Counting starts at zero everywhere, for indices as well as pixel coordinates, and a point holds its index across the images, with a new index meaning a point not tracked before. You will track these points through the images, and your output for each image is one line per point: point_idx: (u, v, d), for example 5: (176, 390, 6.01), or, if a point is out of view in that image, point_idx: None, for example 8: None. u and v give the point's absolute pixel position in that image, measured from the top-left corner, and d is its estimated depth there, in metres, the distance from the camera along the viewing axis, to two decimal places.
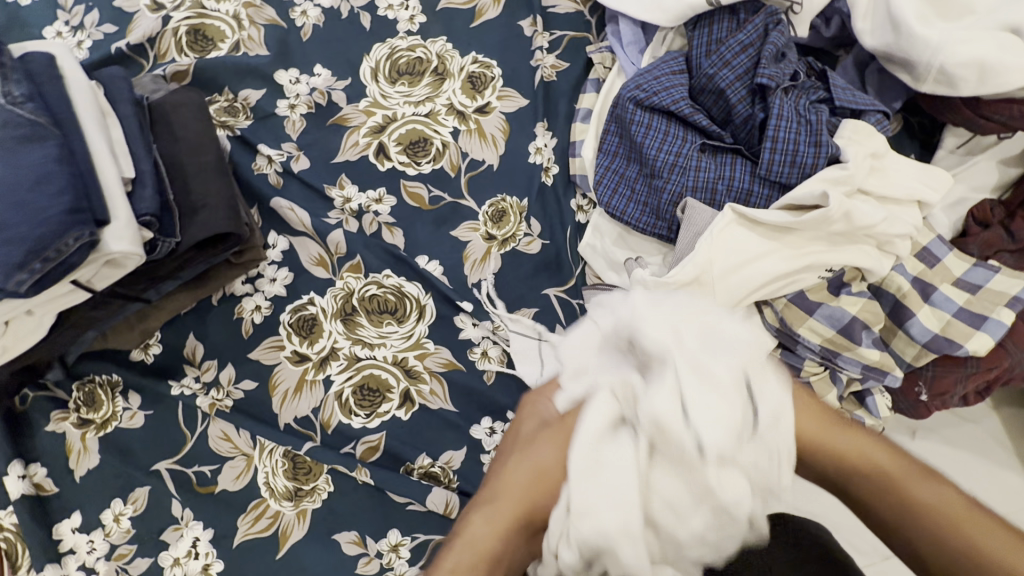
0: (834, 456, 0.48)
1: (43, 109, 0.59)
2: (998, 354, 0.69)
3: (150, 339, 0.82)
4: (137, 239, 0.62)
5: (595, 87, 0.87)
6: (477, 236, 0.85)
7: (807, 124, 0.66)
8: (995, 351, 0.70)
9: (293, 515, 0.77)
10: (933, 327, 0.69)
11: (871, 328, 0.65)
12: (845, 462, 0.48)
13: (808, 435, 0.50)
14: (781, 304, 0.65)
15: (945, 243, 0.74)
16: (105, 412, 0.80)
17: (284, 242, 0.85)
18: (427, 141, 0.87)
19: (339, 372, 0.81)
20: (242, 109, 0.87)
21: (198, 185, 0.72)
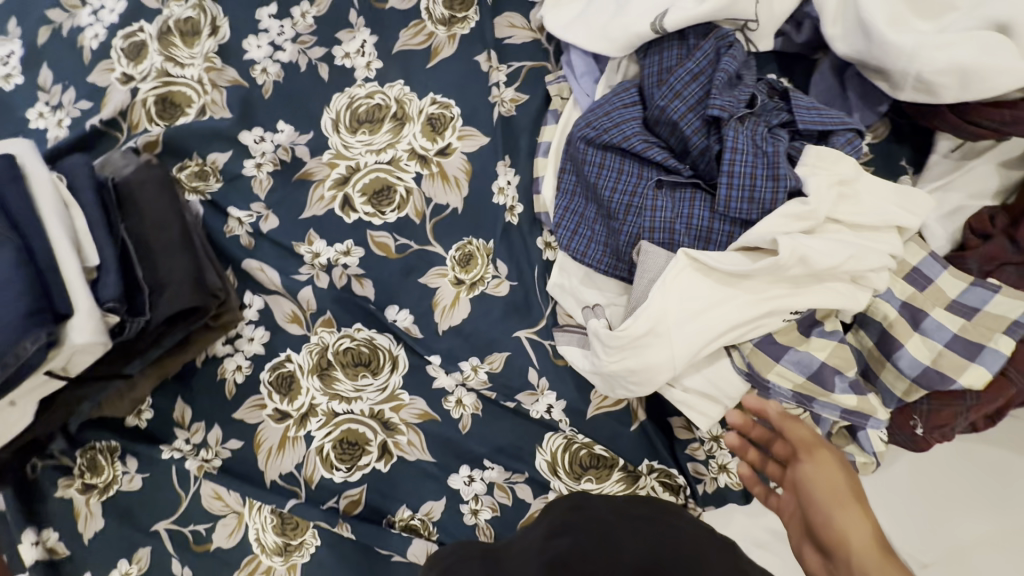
0: (836, 531, 0.51)
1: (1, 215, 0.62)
2: (1001, 385, 0.63)
3: (141, 405, 0.85)
4: (99, 327, 0.64)
5: (555, 119, 0.84)
6: (445, 281, 0.84)
7: (764, 155, 0.63)
8: (997, 380, 0.63)
9: (284, 569, 0.79)
10: (924, 358, 0.64)
11: (846, 371, 0.63)
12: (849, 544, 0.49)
13: (843, 536, 0.50)
14: (746, 348, 0.64)
15: (939, 260, 0.69)
16: (106, 475, 0.84)
17: (258, 301, 0.87)
18: (391, 189, 0.87)
19: (319, 428, 0.82)
20: (212, 172, 0.89)
21: (164, 263, 0.74)
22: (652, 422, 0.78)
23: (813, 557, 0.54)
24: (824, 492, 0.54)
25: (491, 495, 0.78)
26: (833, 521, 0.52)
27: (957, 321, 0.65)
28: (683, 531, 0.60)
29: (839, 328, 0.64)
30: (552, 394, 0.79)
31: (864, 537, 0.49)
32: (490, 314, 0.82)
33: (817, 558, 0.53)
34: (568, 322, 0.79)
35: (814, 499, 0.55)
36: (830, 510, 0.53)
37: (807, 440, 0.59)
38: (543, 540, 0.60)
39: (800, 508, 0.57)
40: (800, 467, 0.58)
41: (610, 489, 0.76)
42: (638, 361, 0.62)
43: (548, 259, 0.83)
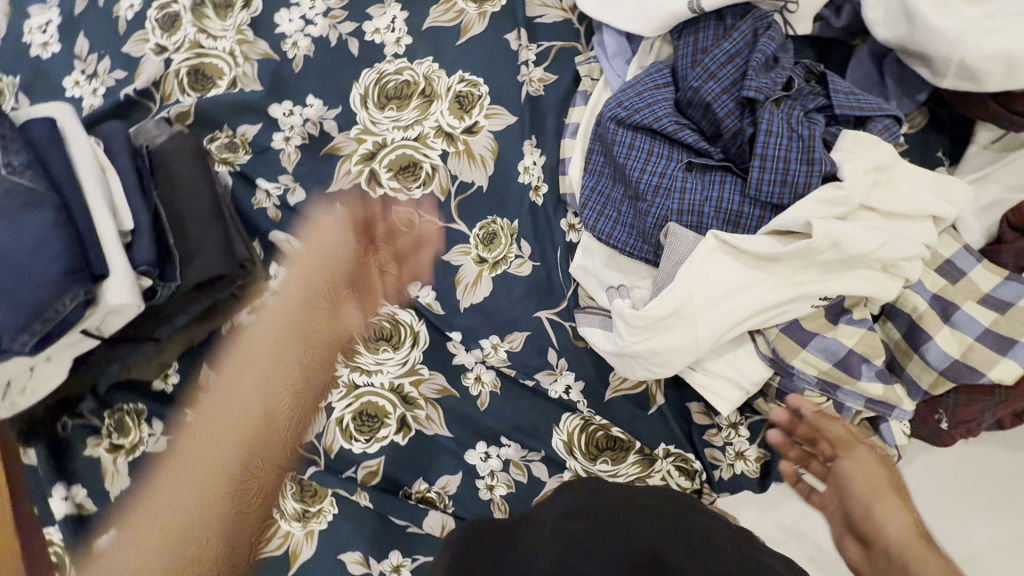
0: (877, 526, 0.52)
1: (41, 175, 0.63)
2: None
3: (167, 369, 0.87)
4: (134, 290, 0.66)
5: (584, 99, 0.84)
6: (468, 260, 0.84)
7: (799, 138, 0.62)
8: None
9: (302, 535, 0.81)
10: (953, 351, 0.63)
11: (872, 360, 0.63)
12: (883, 536, 0.51)
13: (889, 536, 0.51)
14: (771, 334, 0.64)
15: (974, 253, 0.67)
16: (132, 437, 0.86)
17: (284, 272, 0.88)
18: (417, 166, 0.87)
19: (340, 399, 0.84)
20: (241, 144, 0.90)
21: (195, 231, 0.76)
22: (671, 407, 0.78)
23: (852, 549, 0.54)
24: (865, 492, 0.55)
25: (507, 472, 0.79)
26: (874, 513, 0.53)
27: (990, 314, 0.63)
28: (698, 516, 0.61)
29: (869, 316, 0.63)
30: (571, 374, 0.80)
31: (903, 529, 0.51)
32: (511, 293, 0.83)
33: (854, 549, 0.53)
34: (589, 304, 0.80)
35: (854, 494, 0.56)
36: (872, 504, 0.54)
37: (846, 437, 0.59)
38: (561, 517, 0.60)
39: (838, 503, 0.57)
40: (841, 463, 0.58)
41: (625, 471, 0.77)
42: (661, 342, 0.62)
43: (571, 241, 0.83)
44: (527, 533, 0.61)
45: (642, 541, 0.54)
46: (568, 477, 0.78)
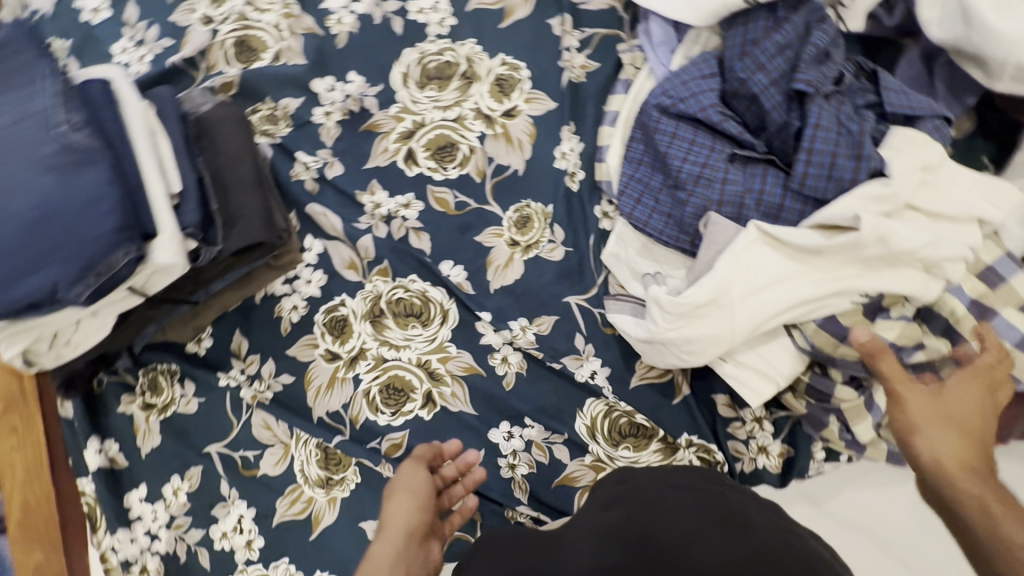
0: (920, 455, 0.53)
1: (98, 133, 0.65)
2: None
3: (201, 333, 0.89)
4: (180, 251, 0.68)
5: (625, 87, 0.85)
6: (501, 242, 0.85)
7: (848, 134, 0.62)
8: None
9: (325, 501, 0.84)
10: None
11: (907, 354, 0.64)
12: (921, 458, 0.53)
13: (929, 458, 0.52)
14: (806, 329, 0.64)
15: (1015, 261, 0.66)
16: (165, 396, 0.89)
17: (318, 245, 0.89)
18: (454, 146, 0.88)
19: (367, 372, 0.85)
20: (282, 117, 0.91)
21: (237, 197, 0.78)
22: (696, 400, 0.79)
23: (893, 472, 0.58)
24: (915, 422, 0.55)
25: (529, 453, 0.81)
26: (916, 444, 0.54)
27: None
28: (738, 503, 0.60)
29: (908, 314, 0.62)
30: (597, 360, 0.81)
31: (948, 455, 0.52)
32: (542, 277, 0.83)
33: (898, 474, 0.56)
34: (619, 292, 0.80)
35: (906, 427, 0.55)
36: (913, 433, 0.54)
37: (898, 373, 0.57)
38: (598, 511, 0.62)
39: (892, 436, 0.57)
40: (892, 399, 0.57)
41: (647, 458, 0.78)
42: (697, 330, 0.62)
43: (604, 229, 0.83)
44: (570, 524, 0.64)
45: (685, 531, 0.54)
46: (589, 461, 0.79)
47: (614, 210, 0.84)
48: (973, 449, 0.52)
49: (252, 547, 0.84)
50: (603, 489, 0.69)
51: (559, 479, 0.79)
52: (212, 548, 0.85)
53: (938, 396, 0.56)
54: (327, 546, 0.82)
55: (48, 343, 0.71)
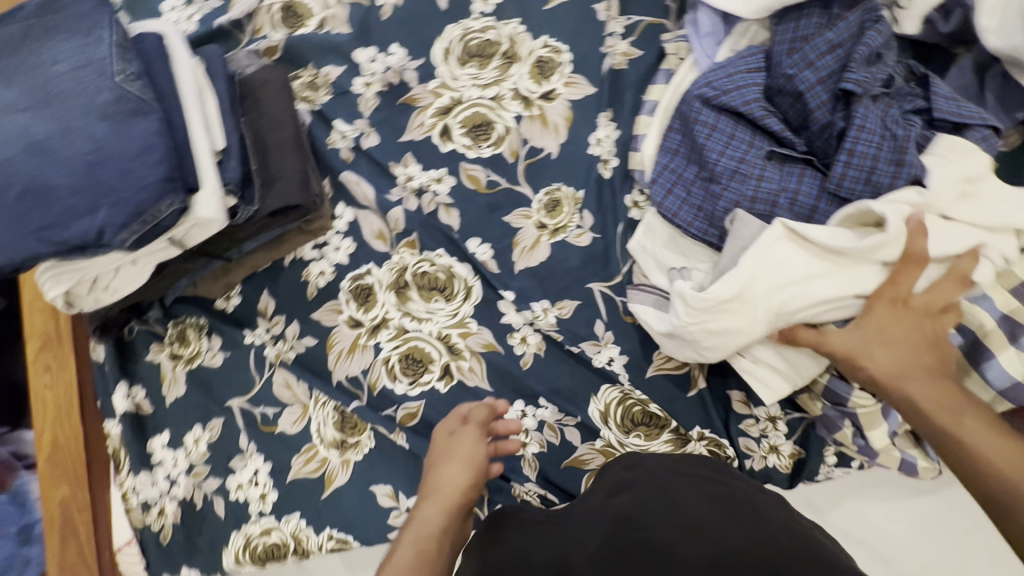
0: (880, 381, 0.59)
1: (149, 86, 0.67)
2: None
3: (231, 291, 0.92)
4: (220, 206, 0.70)
5: (666, 78, 0.83)
6: (529, 223, 0.86)
7: (892, 138, 0.62)
8: None
9: (339, 462, 0.86)
10: (1015, 372, 0.61)
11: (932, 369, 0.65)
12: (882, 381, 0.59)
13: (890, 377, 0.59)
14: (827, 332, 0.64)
15: None
16: (192, 348, 0.92)
17: (349, 213, 0.90)
18: (490, 125, 0.88)
19: (388, 341, 0.87)
20: (322, 84, 0.93)
21: (276, 159, 0.79)
22: (710, 399, 0.79)
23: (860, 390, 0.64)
24: (863, 357, 0.59)
25: (541, 432, 0.82)
26: (875, 374, 0.59)
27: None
28: (753, 504, 0.59)
29: None
30: (615, 347, 0.81)
31: (899, 375, 0.58)
32: (567, 261, 0.84)
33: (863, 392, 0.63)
34: (642, 281, 0.79)
35: (857, 368, 0.60)
36: (868, 368, 0.59)
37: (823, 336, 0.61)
38: (608, 496, 0.64)
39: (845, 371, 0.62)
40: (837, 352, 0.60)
41: (657, 448, 0.78)
42: (717, 325, 0.63)
43: (633, 218, 0.83)
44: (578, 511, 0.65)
45: (687, 523, 0.54)
46: (599, 446, 0.80)
47: (643, 199, 0.83)
48: (913, 350, 0.58)
49: (265, 501, 0.87)
50: (610, 472, 0.70)
51: (569, 461, 0.81)
52: (227, 498, 0.88)
53: (869, 323, 0.60)
54: (338, 506, 0.85)
55: (88, 287, 0.74)
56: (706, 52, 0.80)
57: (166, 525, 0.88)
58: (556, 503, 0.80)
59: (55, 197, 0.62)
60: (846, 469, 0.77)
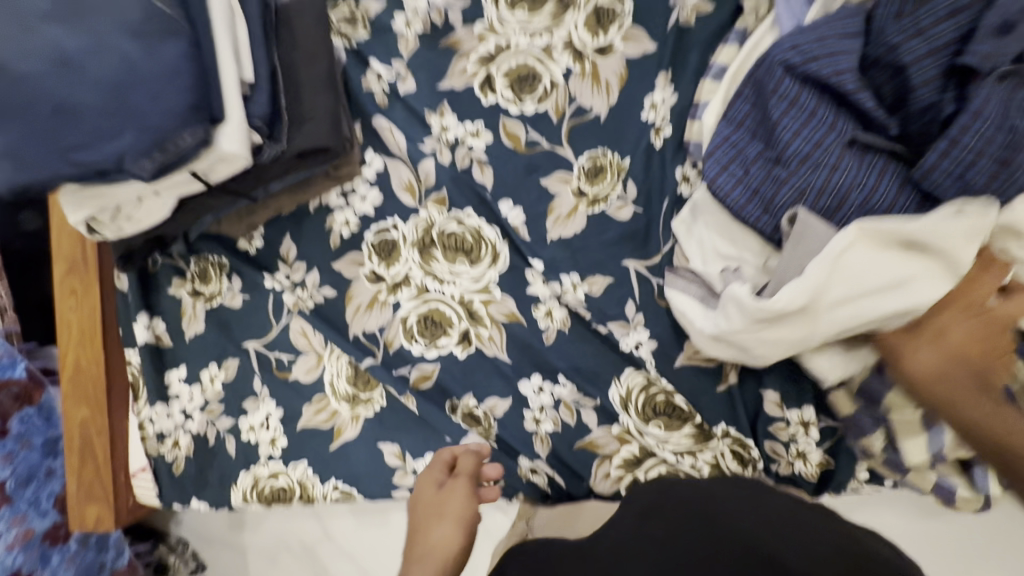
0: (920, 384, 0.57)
1: (178, 3, 0.62)
2: None
3: (253, 232, 0.89)
4: (245, 142, 0.65)
5: (739, 39, 0.74)
6: (567, 189, 0.80)
7: (1011, 129, 0.53)
8: None
9: (349, 416, 0.85)
10: None
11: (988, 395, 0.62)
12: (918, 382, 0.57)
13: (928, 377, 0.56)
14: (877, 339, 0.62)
15: None
16: (213, 287, 0.91)
17: (378, 161, 0.86)
18: (536, 78, 0.81)
19: (408, 299, 0.84)
20: (361, 19, 0.86)
21: (308, 97, 0.74)
22: (739, 401, 0.73)
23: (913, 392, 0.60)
24: (903, 355, 0.58)
25: (556, 411, 0.79)
26: (917, 375, 0.57)
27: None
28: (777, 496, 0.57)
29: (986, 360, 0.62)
30: (644, 332, 0.76)
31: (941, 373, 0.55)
32: (604, 234, 0.78)
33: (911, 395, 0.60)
34: (685, 266, 0.73)
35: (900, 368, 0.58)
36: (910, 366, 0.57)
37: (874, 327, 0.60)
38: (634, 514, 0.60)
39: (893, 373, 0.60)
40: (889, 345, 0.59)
41: (676, 440, 0.75)
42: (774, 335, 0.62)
43: (681, 194, 0.76)
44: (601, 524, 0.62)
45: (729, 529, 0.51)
46: (616, 431, 0.77)
47: (694, 173, 0.76)
48: (947, 359, 0.55)
49: (275, 445, 0.87)
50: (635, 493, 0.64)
51: (583, 442, 0.78)
52: (239, 437, 0.89)
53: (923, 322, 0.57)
54: (345, 459, 0.85)
55: (111, 215, 0.72)
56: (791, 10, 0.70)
57: (179, 457, 0.90)
58: (563, 484, 0.78)
59: (84, 117, 0.58)
60: (880, 488, 0.70)
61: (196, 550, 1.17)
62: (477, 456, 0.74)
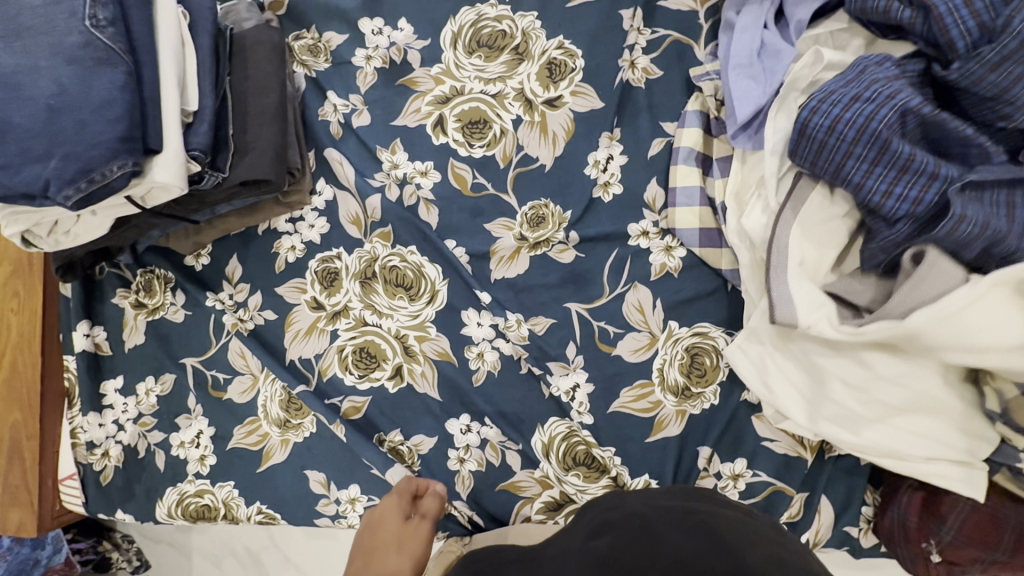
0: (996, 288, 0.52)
1: (121, 35, 0.63)
2: None
3: (201, 249, 0.91)
4: (180, 172, 0.66)
5: (695, 120, 0.77)
6: (508, 234, 0.81)
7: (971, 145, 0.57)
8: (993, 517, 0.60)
9: (279, 440, 0.86)
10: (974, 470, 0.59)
11: (944, 477, 0.60)
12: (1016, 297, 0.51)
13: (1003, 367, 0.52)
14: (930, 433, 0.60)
15: None
16: (157, 300, 0.91)
17: (329, 191, 0.87)
18: (486, 124, 0.83)
19: (345, 330, 0.85)
20: (323, 51, 0.88)
21: (253, 127, 0.75)
22: (663, 452, 0.74)
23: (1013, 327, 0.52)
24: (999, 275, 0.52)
25: (481, 451, 0.79)
26: None
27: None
28: (722, 516, 0.58)
29: (935, 465, 0.60)
30: (583, 373, 0.77)
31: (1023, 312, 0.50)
32: (539, 282, 0.80)
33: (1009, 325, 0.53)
34: (640, 322, 0.76)
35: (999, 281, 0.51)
36: None
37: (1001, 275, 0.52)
38: (588, 538, 0.59)
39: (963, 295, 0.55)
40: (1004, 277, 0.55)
41: (593, 491, 0.75)
42: (905, 427, 0.62)
43: (616, 252, 0.78)
44: (556, 552, 0.60)
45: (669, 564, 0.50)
46: (538, 475, 0.77)
47: (655, 230, 0.77)
48: None
49: (204, 463, 0.87)
50: (590, 516, 0.64)
51: (504, 485, 0.78)
52: (169, 452, 0.89)
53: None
54: (270, 482, 0.85)
55: (48, 229, 0.73)
56: (736, 89, 0.71)
57: (108, 467, 0.90)
58: (481, 526, 0.78)
59: (15, 136, 0.60)
60: None
61: (140, 548, 1.12)
62: (438, 502, 0.76)
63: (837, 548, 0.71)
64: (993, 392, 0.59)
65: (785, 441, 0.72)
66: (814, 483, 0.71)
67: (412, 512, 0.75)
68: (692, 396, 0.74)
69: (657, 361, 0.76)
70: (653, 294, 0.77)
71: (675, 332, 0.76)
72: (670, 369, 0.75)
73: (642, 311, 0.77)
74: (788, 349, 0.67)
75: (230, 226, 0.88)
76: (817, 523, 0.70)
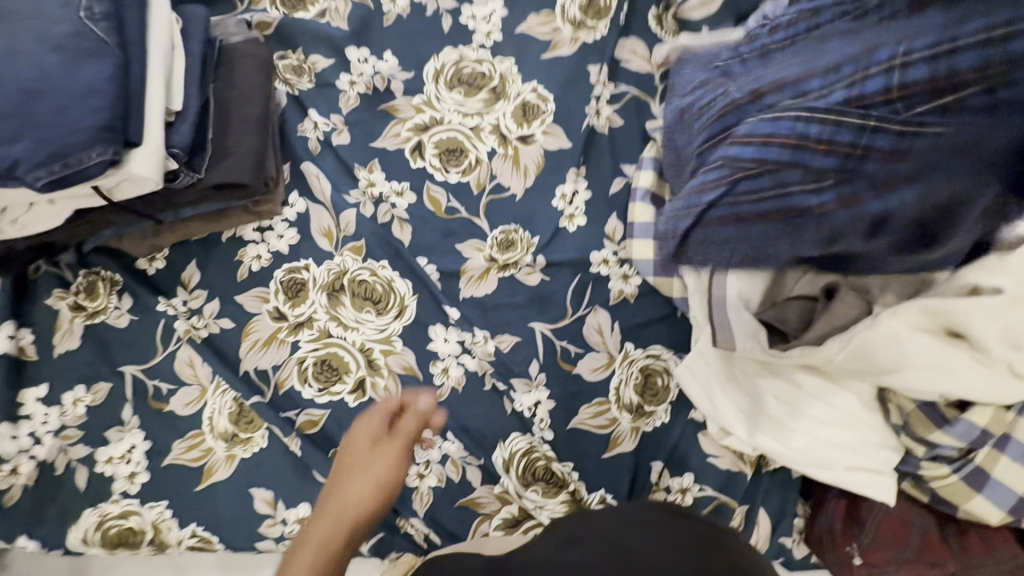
0: None
1: (114, 30, 0.63)
2: (940, 552, 0.67)
3: (156, 253, 0.88)
4: (158, 167, 0.66)
5: (652, 164, 0.86)
6: (479, 255, 0.85)
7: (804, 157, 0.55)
8: (901, 522, 0.69)
9: (223, 456, 0.81)
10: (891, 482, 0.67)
11: (863, 485, 0.67)
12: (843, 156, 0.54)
13: None
14: (847, 448, 0.69)
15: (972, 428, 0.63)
16: (99, 303, 0.86)
17: (301, 204, 0.88)
18: (463, 153, 0.89)
19: (308, 341, 0.84)
20: (307, 72, 0.92)
21: (235, 132, 0.77)
22: (618, 468, 0.78)
23: None
24: None
25: (441, 467, 0.79)
26: None
27: (945, 473, 0.65)
28: (686, 525, 0.61)
29: (857, 475, 0.68)
30: (544, 391, 0.81)
31: None
32: (506, 302, 0.84)
33: None
34: (599, 344, 0.82)
35: None
36: None
37: None
38: (557, 548, 0.60)
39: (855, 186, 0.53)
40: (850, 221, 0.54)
41: (550, 507, 0.77)
42: (828, 441, 0.70)
43: (580, 277, 0.84)
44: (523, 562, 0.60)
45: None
46: (497, 491, 0.78)
47: (614, 259, 0.85)
48: None
49: (133, 481, 0.80)
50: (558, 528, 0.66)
51: (463, 502, 0.78)
52: (92, 469, 0.81)
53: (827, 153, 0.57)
54: (210, 502, 0.80)
55: None
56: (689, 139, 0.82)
57: (15, 486, 0.78)
58: (437, 545, 0.77)
59: None
60: None
61: None
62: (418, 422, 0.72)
63: (774, 559, 0.76)
64: (896, 408, 0.69)
65: (728, 457, 0.78)
66: (754, 497, 0.77)
67: (386, 433, 0.71)
68: (645, 414, 0.80)
69: (614, 381, 0.81)
70: (612, 318, 0.83)
71: (631, 353, 0.82)
72: (625, 389, 0.80)
73: (602, 333, 0.82)
74: (731, 370, 0.75)
75: (191, 231, 0.86)
76: (756, 535, 0.76)
